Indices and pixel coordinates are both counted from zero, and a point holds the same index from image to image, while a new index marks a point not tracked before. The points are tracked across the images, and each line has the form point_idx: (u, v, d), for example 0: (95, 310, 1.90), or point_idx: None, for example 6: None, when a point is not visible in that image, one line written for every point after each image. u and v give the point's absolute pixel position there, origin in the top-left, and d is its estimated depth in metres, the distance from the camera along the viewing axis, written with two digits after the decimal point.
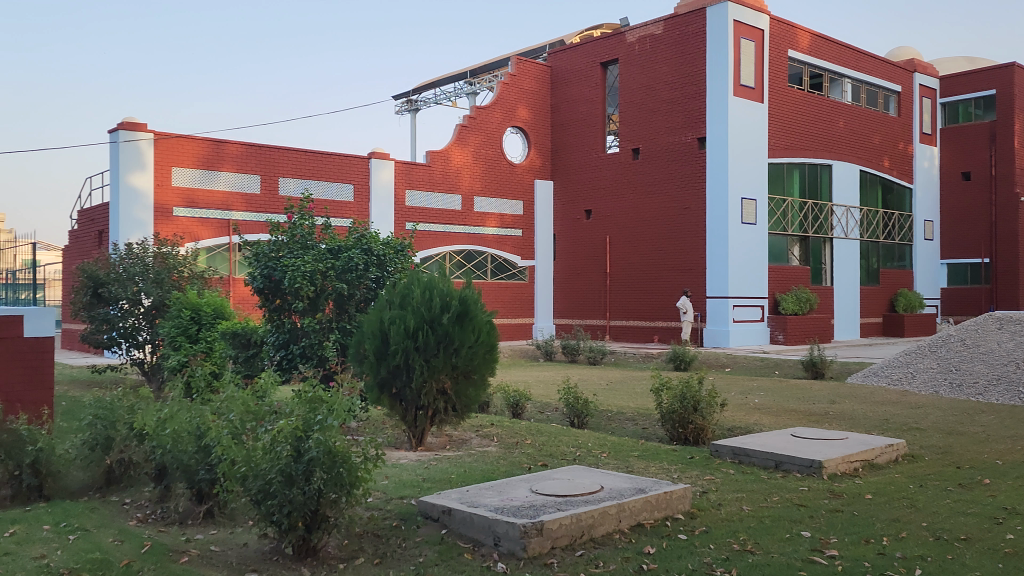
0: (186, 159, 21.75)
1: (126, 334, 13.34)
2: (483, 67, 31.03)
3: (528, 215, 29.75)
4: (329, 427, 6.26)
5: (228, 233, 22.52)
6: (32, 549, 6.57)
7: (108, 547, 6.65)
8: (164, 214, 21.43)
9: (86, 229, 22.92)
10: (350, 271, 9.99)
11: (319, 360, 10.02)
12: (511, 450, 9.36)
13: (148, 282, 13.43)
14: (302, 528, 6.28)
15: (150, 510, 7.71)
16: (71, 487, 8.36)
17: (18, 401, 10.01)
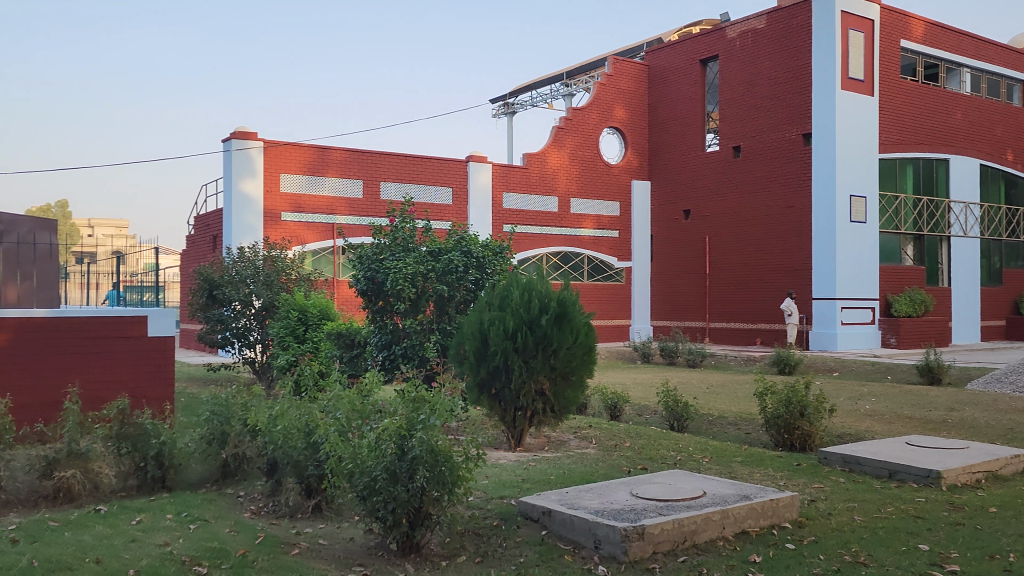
0: (293, 166, 22.60)
1: (238, 334, 13.94)
2: (580, 68, 30.95)
3: (625, 215, 29.51)
4: (431, 427, 6.38)
5: (332, 237, 23.26)
6: (156, 537, 6.97)
7: (225, 537, 6.99)
8: (273, 218, 22.34)
9: (202, 233, 24.11)
10: (450, 273, 10.14)
11: (420, 360, 10.22)
12: (610, 452, 9.30)
13: (258, 284, 14.02)
14: (406, 525, 6.41)
15: (262, 503, 8.04)
16: (191, 479, 8.81)
17: (143, 397, 10.64)
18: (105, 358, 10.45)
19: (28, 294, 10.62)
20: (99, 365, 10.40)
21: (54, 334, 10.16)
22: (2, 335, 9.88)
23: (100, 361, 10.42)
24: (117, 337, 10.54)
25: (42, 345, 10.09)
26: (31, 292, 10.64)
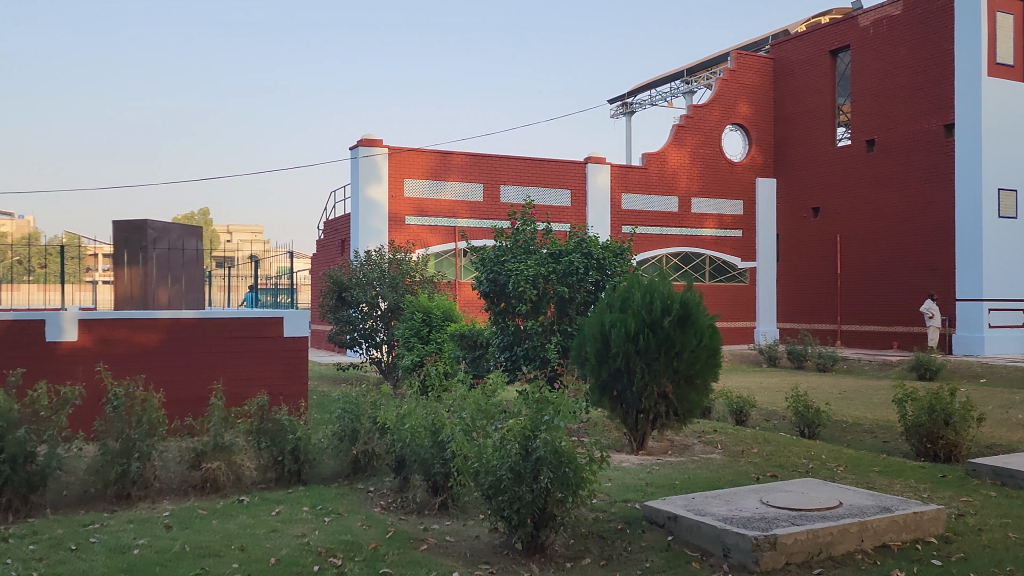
0: (416, 171, 23.24)
1: (366, 335, 14.47)
2: (701, 65, 30.31)
3: (749, 214, 28.69)
4: (555, 428, 6.40)
5: (454, 240, 23.75)
6: (294, 528, 7.32)
7: (357, 530, 7.26)
8: (398, 222, 23.06)
9: (331, 237, 25.18)
10: (572, 275, 10.13)
11: (541, 361, 10.26)
12: (737, 458, 9.06)
13: (384, 286, 14.48)
14: (530, 525, 6.46)
15: (391, 498, 8.30)
16: (324, 473, 9.19)
17: (279, 394, 11.19)
18: (245, 356, 11.06)
19: (177, 298, 11.33)
20: (240, 363, 11.02)
21: (200, 334, 10.84)
22: (155, 334, 10.65)
23: (241, 360, 11.05)
24: (256, 338, 11.13)
25: (190, 343, 10.79)
26: (179, 295, 11.36)
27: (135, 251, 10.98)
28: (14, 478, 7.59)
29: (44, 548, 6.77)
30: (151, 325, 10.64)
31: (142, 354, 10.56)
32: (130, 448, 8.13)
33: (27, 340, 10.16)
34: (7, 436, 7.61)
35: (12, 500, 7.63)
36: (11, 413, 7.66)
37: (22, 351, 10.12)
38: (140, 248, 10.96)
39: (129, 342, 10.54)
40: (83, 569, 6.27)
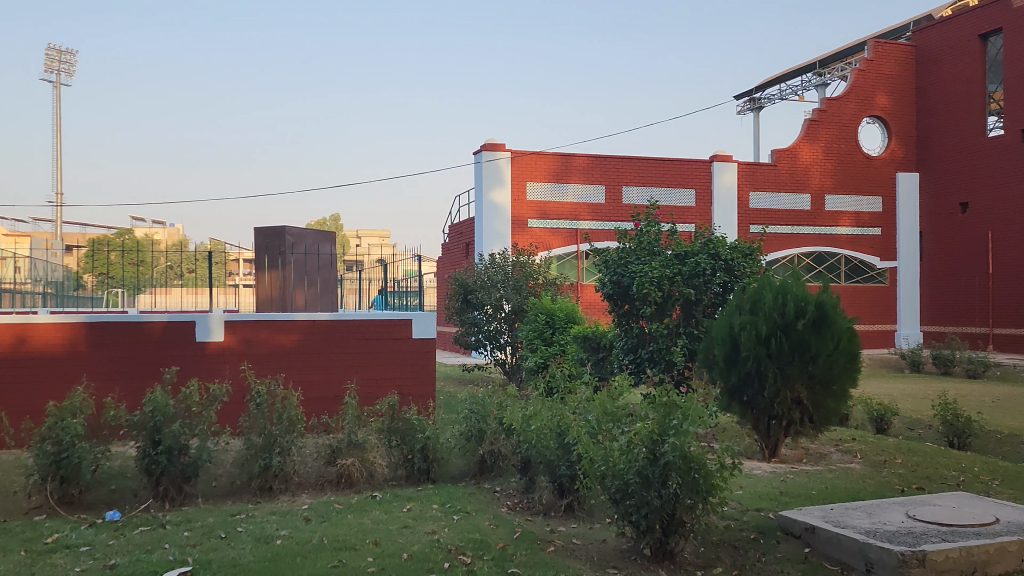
0: (539, 174, 23.39)
1: (490, 337, 14.65)
2: (835, 56, 28.99)
3: (888, 211, 27.21)
4: (685, 432, 6.25)
5: (576, 242, 23.71)
6: (425, 525, 7.50)
7: (486, 529, 7.36)
8: (521, 226, 23.29)
9: (456, 241, 25.75)
10: (698, 277, 9.92)
11: (667, 364, 10.08)
12: (878, 469, 8.60)
13: (508, 288, 14.65)
14: (659, 532, 6.36)
15: (518, 499, 8.36)
16: (452, 472, 9.37)
17: (409, 395, 11.53)
18: (376, 357, 11.46)
19: (315, 300, 11.85)
20: (372, 364, 11.43)
21: (334, 335, 11.32)
22: (294, 334, 11.18)
23: (372, 360, 11.45)
24: (386, 339, 11.52)
25: (325, 344, 11.27)
26: (316, 297, 11.85)
27: (275, 256, 11.56)
28: (170, 468, 8.18)
29: (197, 535, 7.24)
30: (290, 326, 11.19)
31: (282, 355, 11.11)
32: (272, 444, 8.58)
33: (180, 340, 10.80)
34: (164, 429, 8.20)
35: (170, 488, 8.23)
36: (167, 408, 8.24)
37: (177, 350, 10.78)
38: (279, 253, 11.52)
39: (270, 342, 11.11)
40: (233, 556, 6.66)
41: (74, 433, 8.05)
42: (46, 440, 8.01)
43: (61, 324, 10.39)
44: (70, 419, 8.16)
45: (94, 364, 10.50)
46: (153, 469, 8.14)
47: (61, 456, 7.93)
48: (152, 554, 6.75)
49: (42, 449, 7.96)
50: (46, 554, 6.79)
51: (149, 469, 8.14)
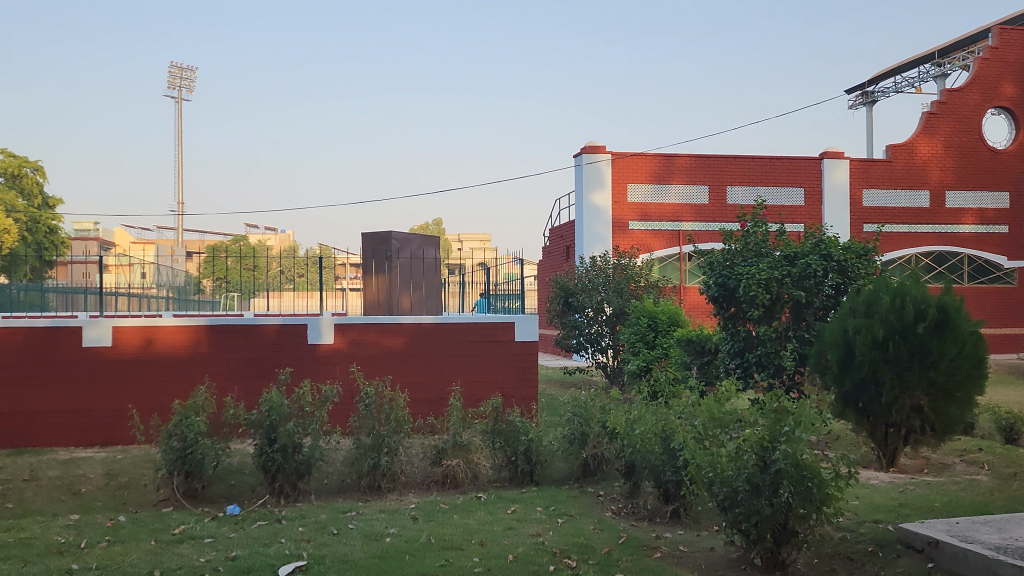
0: (640, 176, 23.16)
1: (591, 340, 14.58)
2: (955, 44, 27.47)
3: (1016, 207, 25.59)
4: (797, 439, 6.04)
5: (679, 243, 23.34)
6: (530, 528, 7.54)
7: (590, 534, 7.33)
8: (622, 228, 23.14)
9: (556, 244, 25.82)
10: (808, 279, 9.59)
11: (776, 369, 9.78)
12: (1007, 481, 8.10)
13: (610, 291, 14.56)
14: (770, 541, 6.17)
15: (622, 503, 8.30)
16: (555, 475, 9.38)
17: (513, 397, 11.66)
18: (480, 360, 11.63)
19: (419, 303, 12.08)
20: (475, 366, 11.60)
21: (439, 338, 11.54)
22: (400, 337, 11.47)
23: (476, 363, 11.62)
24: (490, 342, 11.66)
25: (430, 347, 11.51)
26: (421, 300, 12.06)
27: (381, 261, 11.87)
28: (285, 465, 8.51)
29: (310, 531, 7.51)
30: (396, 329, 11.48)
31: (389, 357, 11.41)
32: (380, 443, 8.81)
33: (293, 342, 11.23)
34: (279, 428, 8.53)
35: (285, 484, 8.57)
36: (282, 408, 8.58)
37: (291, 352, 11.22)
38: (385, 258, 11.83)
39: (378, 345, 11.43)
40: (345, 552, 6.88)
41: (197, 430, 8.48)
42: (172, 436, 8.48)
43: (185, 327, 10.99)
44: (193, 417, 8.60)
45: (215, 365, 11.04)
46: (269, 466, 8.49)
47: (186, 451, 8.38)
48: (269, 547, 7.04)
49: (169, 444, 8.44)
50: (174, 544, 7.19)
51: (265, 466, 8.50)
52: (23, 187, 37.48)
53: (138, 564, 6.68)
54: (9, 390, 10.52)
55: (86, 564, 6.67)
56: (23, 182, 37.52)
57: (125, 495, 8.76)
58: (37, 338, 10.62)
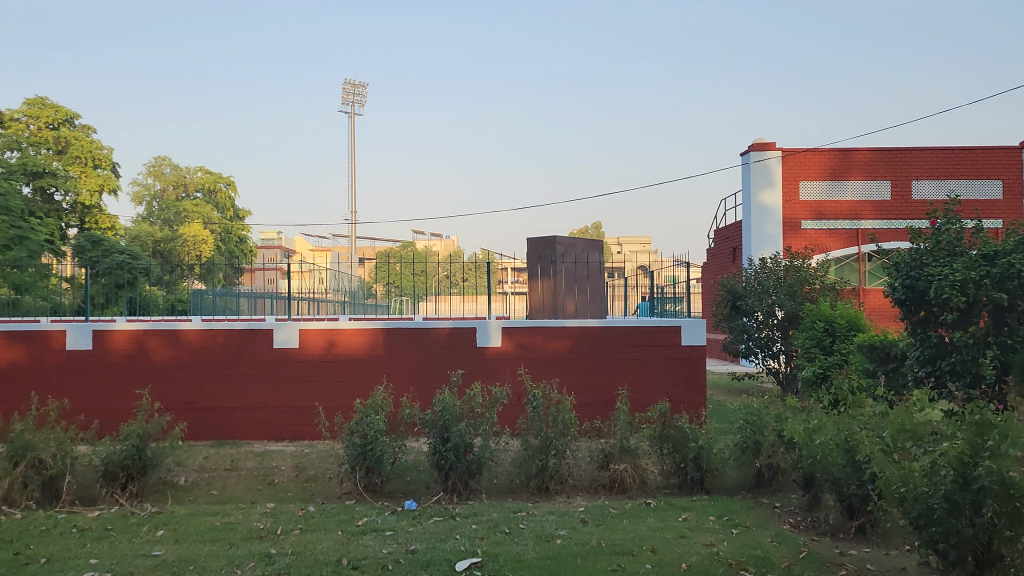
0: (813, 173, 22.12)
1: (761, 345, 14.17)
2: None
3: None
4: (1003, 455, 5.46)
5: (857, 243, 22.05)
6: (703, 537, 7.37)
7: (768, 547, 7.06)
8: (793, 227, 22.21)
9: (722, 246, 25.12)
10: (1011, 279, 8.72)
11: (973, 377, 8.98)
12: None
13: (782, 295, 13.95)
14: (972, 564, 5.70)
15: (800, 517, 7.96)
16: (727, 483, 9.11)
17: (680, 403, 11.51)
18: (647, 364, 11.55)
19: (584, 307, 12.14)
20: (641, 371, 11.53)
21: (605, 342, 11.55)
22: (565, 341, 11.58)
23: (643, 368, 11.55)
24: (656, 346, 11.56)
25: (597, 351, 11.55)
26: (585, 304, 12.09)
27: (547, 265, 11.96)
28: (458, 463, 8.77)
29: (484, 529, 7.71)
30: (562, 332, 11.60)
31: (555, 360, 11.55)
32: (548, 445, 8.90)
33: (463, 345, 11.58)
34: (452, 427, 8.80)
35: (457, 483, 8.84)
36: (454, 408, 8.86)
37: (461, 354, 11.58)
38: (551, 262, 11.92)
39: (544, 348, 11.60)
40: (518, 551, 7.01)
41: (376, 428, 8.92)
42: (355, 432, 8.97)
43: (363, 329, 11.60)
44: (373, 415, 9.06)
45: (391, 366, 11.59)
46: (443, 464, 8.78)
47: (367, 448, 8.83)
48: (446, 543, 7.29)
49: (352, 441, 8.93)
50: (358, 536, 7.59)
51: (439, 464, 8.80)
52: (218, 201, 41.07)
53: (328, 552, 7.12)
54: (212, 387, 11.49)
55: (282, 550, 7.20)
56: (217, 196, 41.11)
57: (313, 487, 9.37)
58: (234, 339, 11.54)
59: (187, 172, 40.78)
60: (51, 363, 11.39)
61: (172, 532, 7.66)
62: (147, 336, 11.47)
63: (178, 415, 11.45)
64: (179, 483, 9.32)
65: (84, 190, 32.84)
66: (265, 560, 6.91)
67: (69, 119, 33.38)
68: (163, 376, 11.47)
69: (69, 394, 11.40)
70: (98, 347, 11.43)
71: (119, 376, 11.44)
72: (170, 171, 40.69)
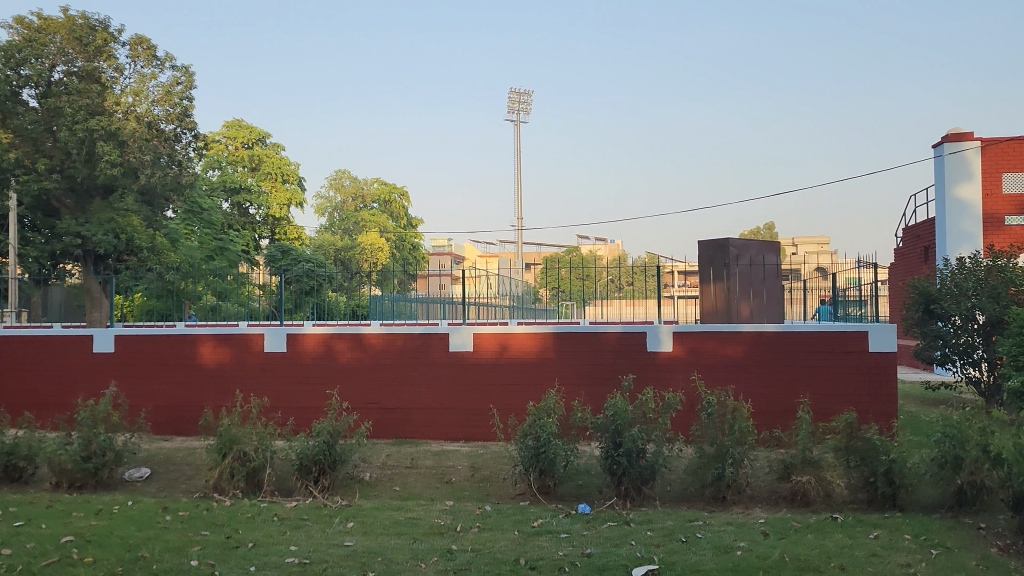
0: (1019, 163, 20.17)
1: (960, 352, 13.06)
2: None
3: None
4: None
5: None
6: (897, 556, 6.90)
7: (974, 571, 6.50)
8: (996, 224, 20.32)
9: (912, 246, 23.39)
10: None
11: None
12: None
13: (983, 298, 12.79)
14: None
15: (1010, 541, 7.23)
16: (923, 501, 8.45)
17: (868, 412, 10.85)
18: (829, 371, 10.98)
19: (760, 311, 11.67)
20: (824, 378, 10.99)
21: (783, 348, 11.10)
22: (740, 346, 11.23)
23: (825, 375, 10.99)
24: (839, 352, 10.97)
25: (774, 357, 11.12)
26: (761, 307, 11.63)
27: (720, 268, 11.64)
28: (630, 469, 8.71)
29: (659, 536, 7.60)
30: (736, 337, 11.26)
31: (731, 366, 11.23)
32: (724, 453, 8.65)
33: (633, 349, 11.49)
34: (624, 432, 8.75)
35: (630, 488, 8.79)
36: (626, 413, 8.80)
37: (632, 359, 11.49)
38: (723, 265, 11.58)
39: (717, 354, 11.31)
40: (695, 561, 6.86)
41: (549, 431, 9.03)
42: (528, 435, 9.11)
43: (534, 333, 11.77)
44: (545, 419, 9.18)
45: (562, 370, 11.69)
46: (616, 469, 8.74)
47: (540, 450, 8.96)
48: (621, 548, 7.25)
49: (526, 443, 9.09)
50: (534, 536, 7.71)
51: (611, 469, 8.77)
52: (393, 211, 43.34)
53: (505, 551, 7.29)
54: (392, 389, 12.08)
55: (462, 546, 7.44)
56: (392, 206, 43.39)
57: (488, 487, 9.62)
58: (412, 342, 12.06)
59: (365, 184, 43.17)
60: (251, 363, 12.40)
61: (360, 524, 8.12)
62: (334, 339, 12.21)
63: (363, 415, 12.12)
64: (365, 478, 9.85)
65: (274, 203, 35.55)
66: (446, 555, 7.16)
67: (262, 138, 36.07)
68: (348, 376, 12.18)
69: (266, 392, 12.35)
70: (292, 349, 12.32)
71: (311, 376, 12.27)
72: (349, 183, 43.27)
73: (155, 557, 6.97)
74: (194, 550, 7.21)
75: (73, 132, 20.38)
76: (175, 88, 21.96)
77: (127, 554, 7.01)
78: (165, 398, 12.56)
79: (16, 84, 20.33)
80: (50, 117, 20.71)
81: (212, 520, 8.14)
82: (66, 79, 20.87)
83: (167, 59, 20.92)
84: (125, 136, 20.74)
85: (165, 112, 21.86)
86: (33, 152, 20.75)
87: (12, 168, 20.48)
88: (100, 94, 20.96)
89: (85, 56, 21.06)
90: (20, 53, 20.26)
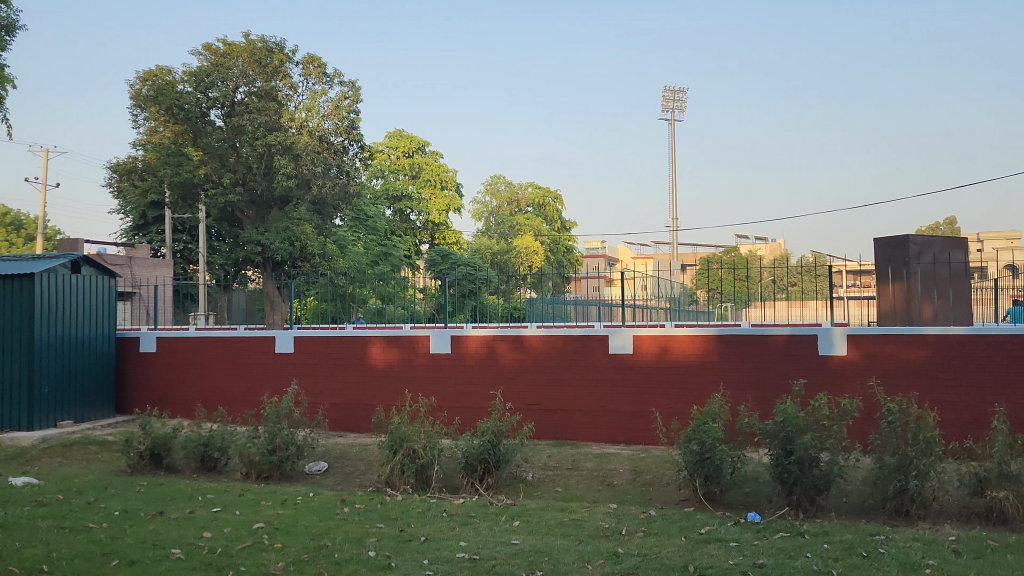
0: None
1: None
2: None
3: None
4: None
5: None
6: None
7: None
8: None
9: None
10: None
11: None
12: None
13: None
14: None
15: None
16: None
17: None
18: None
19: (945, 311, 10.94)
20: (1020, 386, 10.08)
21: (972, 352, 10.27)
22: (923, 350, 10.49)
23: (1021, 382, 10.08)
24: None
25: (962, 362, 10.30)
26: (946, 309, 10.90)
27: (899, 267, 10.82)
28: (803, 479, 8.30)
29: (838, 550, 7.22)
30: (918, 340, 10.53)
31: (913, 371, 10.52)
32: (907, 464, 8.09)
33: (804, 353, 11.01)
34: (796, 439, 8.38)
35: (802, 498, 8.39)
36: (797, 420, 8.42)
37: (801, 362, 11.02)
38: (902, 264, 10.74)
39: (897, 358, 10.63)
40: None
41: (714, 436, 8.79)
42: (692, 440, 8.90)
43: (696, 336, 11.50)
44: (710, 423, 8.94)
45: (727, 374, 11.36)
46: (787, 478, 8.37)
47: (705, 455, 8.72)
48: (797, 561, 6.94)
49: (689, 448, 8.88)
50: (702, 544, 7.53)
51: (782, 478, 8.41)
52: (546, 214, 43.73)
53: (674, 557, 7.16)
54: (551, 391, 12.19)
55: (629, 550, 7.38)
56: (546, 209, 43.76)
57: (651, 491, 9.50)
58: (571, 345, 12.13)
59: (519, 189, 43.74)
60: (417, 364, 12.89)
61: (526, 523, 8.24)
62: (495, 341, 12.47)
63: (524, 416, 12.30)
64: (528, 478, 10.00)
65: (433, 209, 36.87)
66: (613, 558, 7.13)
67: (420, 147, 37.31)
68: (508, 377, 12.41)
69: (433, 392, 12.78)
70: (456, 351, 12.70)
71: (473, 377, 12.59)
72: (504, 188, 44.00)
73: (336, 546, 7.39)
74: (371, 541, 7.57)
75: (254, 148, 22.01)
76: (343, 102, 23.07)
77: (312, 542, 7.47)
78: (339, 396, 13.29)
79: (205, 106, 22.26)
80: (233, 135, 22.47)
81: (386, 514, 8.53)
82: (247, 99, 22.52)
83: (336, 76, 22.17)
84: (299, 150, 22.10)
85: (335, 126, 23.00)
86: (220, 168, 22.78)
87: (203, 183, 22.62)
88: (277, 112, 22.37)
89: (264, 76, 22.64)
90: (209, 77, 22.15)
